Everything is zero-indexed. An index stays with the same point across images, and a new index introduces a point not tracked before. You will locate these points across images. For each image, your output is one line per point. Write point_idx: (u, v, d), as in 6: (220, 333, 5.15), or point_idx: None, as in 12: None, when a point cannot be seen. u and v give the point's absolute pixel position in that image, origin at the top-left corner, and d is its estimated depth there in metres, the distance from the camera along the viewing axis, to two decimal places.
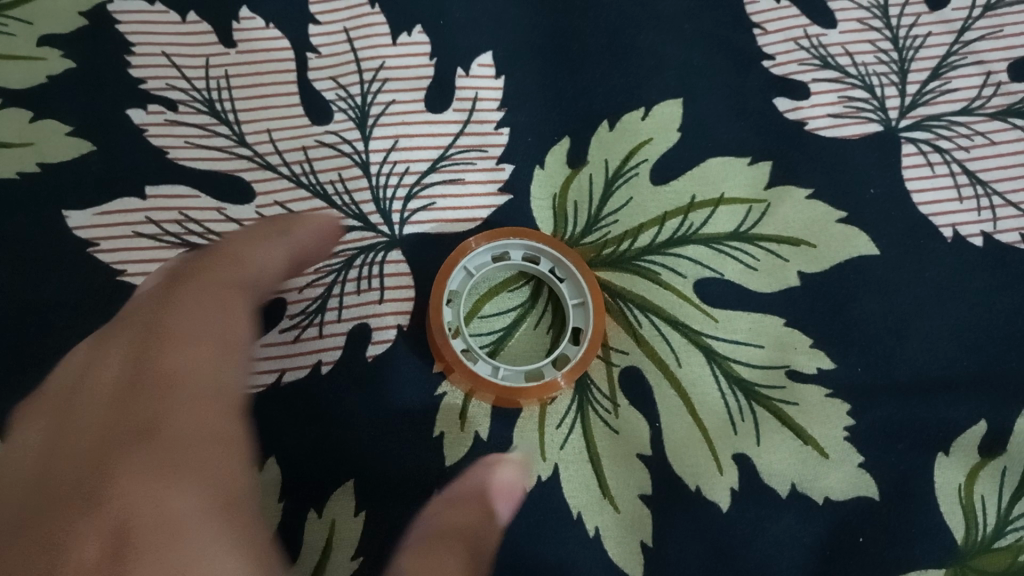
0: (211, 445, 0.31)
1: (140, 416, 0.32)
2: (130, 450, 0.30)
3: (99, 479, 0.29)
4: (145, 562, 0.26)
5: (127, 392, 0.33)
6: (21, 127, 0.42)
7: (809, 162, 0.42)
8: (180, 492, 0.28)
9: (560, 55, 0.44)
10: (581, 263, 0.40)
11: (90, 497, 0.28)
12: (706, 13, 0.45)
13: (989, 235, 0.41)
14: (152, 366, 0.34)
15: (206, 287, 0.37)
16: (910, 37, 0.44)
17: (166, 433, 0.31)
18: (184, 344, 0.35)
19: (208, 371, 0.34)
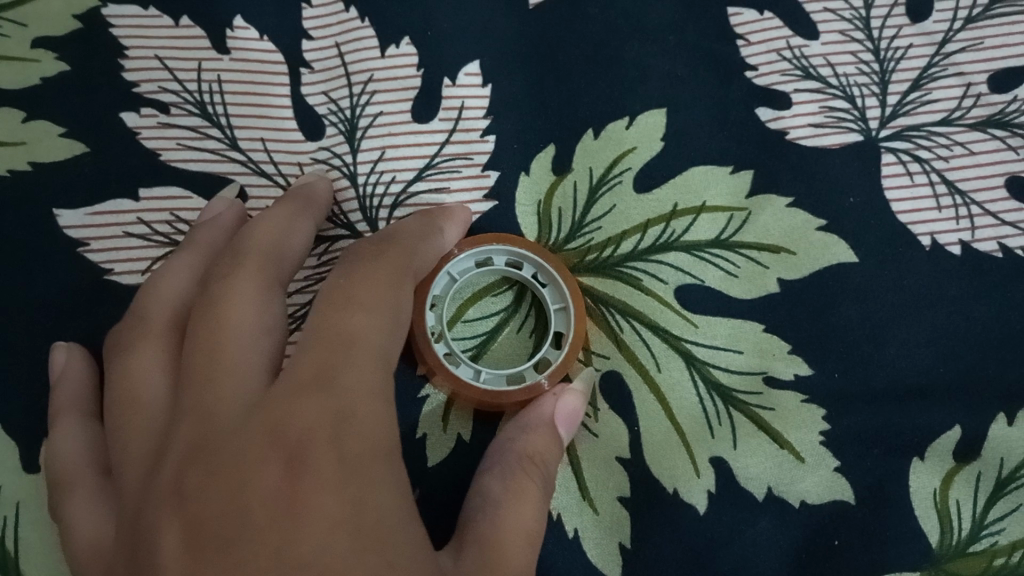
0: (377, 405, 0.30)
1: (344, 377, 0.30)
2: (347, 408, 0.29)
3: (338, 420, 0.29)
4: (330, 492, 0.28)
5: (364, 337, 0.31)
6: (15, 128, 0.43)
7: (789, 171, 0.43)
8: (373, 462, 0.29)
9: (547, 64, 0.45)
10: (563, 269, 0.40)
11: (351, 458, 0.29)
12: (690, 22, 0.46)
13: (966, 244, 0.42)
14: (366, 338, 0.31)
15: (379, 257, 0.35)
16: (891, 49, 0.45)
17: (351, 382, 0.30)
18: (359, 310, 0.32)
19: (376, 341, 0.32)
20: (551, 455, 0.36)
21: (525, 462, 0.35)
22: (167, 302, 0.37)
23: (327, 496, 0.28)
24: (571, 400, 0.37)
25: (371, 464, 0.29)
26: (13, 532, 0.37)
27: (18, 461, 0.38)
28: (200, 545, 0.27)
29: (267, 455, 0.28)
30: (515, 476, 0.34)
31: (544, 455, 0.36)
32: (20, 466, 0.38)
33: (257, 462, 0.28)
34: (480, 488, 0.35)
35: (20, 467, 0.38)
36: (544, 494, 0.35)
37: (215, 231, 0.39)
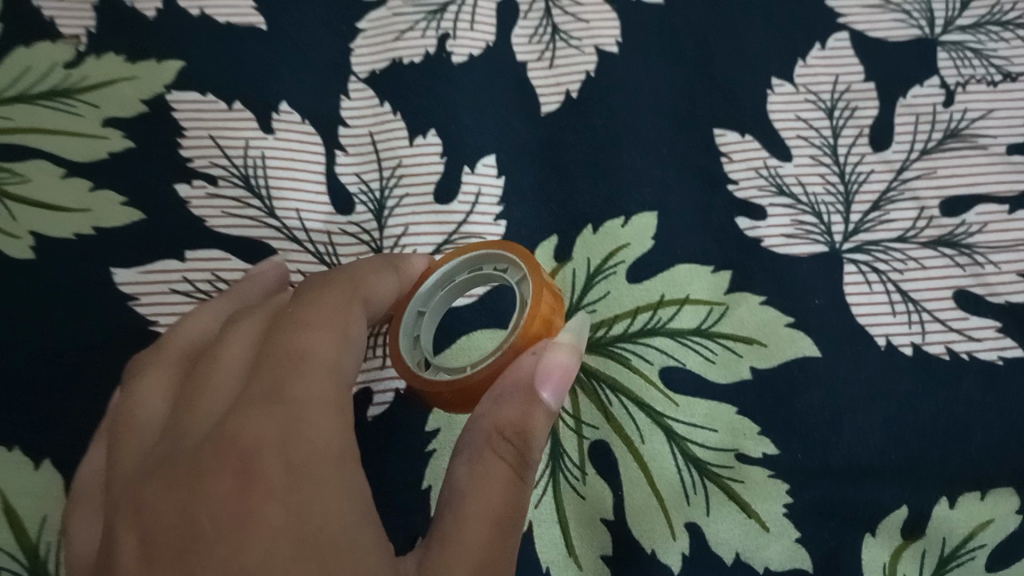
0: (328, 416, 0.36)
1: (292, 392, 0.36)
2: (295, 420, 0.35)
3: (287, 432, 0.35)
4: (276, 502, 0.34)
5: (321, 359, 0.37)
6: (81, 196, 0.48)
7: (763, 273, 0.48)
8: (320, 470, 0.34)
9: (554, 166, 0.51)
10: (506, 248, 0.43)
11: (298, 467, 0.34)
12: (681, 138, 0.52)
13: (917, 345, 0.47)
14: (318, 358, 0.37)
15: (342, 287, 0.40)
16: (856, 172, 0.51)
17: (301, 398, 0.36)
18: (315, 333, 0.38)
19: (329, 361, 0.37)
20: (525, 425, 0.38)
21: (494, 437, 0.38)
22: (187, 337, 0.43)
23: (273, 502, 0.34)
24: (549, 363, 0.38)
25: (313, 473, 0.34)
26: (55, 556, 0.41)
27: (61, 492, 0.42)
28: (163, 543, 0.34)
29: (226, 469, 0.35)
30: (484, 459, 0.37)
31: (518, 429, 0.38)
32: (62, 496, 0.42)
33: (213, 474, 0.34)
34: (461, 454, 0.39)
35: (63, 496, 0.42)
36: (518, 474, 0.38)
37: (250, 287, 0.44)
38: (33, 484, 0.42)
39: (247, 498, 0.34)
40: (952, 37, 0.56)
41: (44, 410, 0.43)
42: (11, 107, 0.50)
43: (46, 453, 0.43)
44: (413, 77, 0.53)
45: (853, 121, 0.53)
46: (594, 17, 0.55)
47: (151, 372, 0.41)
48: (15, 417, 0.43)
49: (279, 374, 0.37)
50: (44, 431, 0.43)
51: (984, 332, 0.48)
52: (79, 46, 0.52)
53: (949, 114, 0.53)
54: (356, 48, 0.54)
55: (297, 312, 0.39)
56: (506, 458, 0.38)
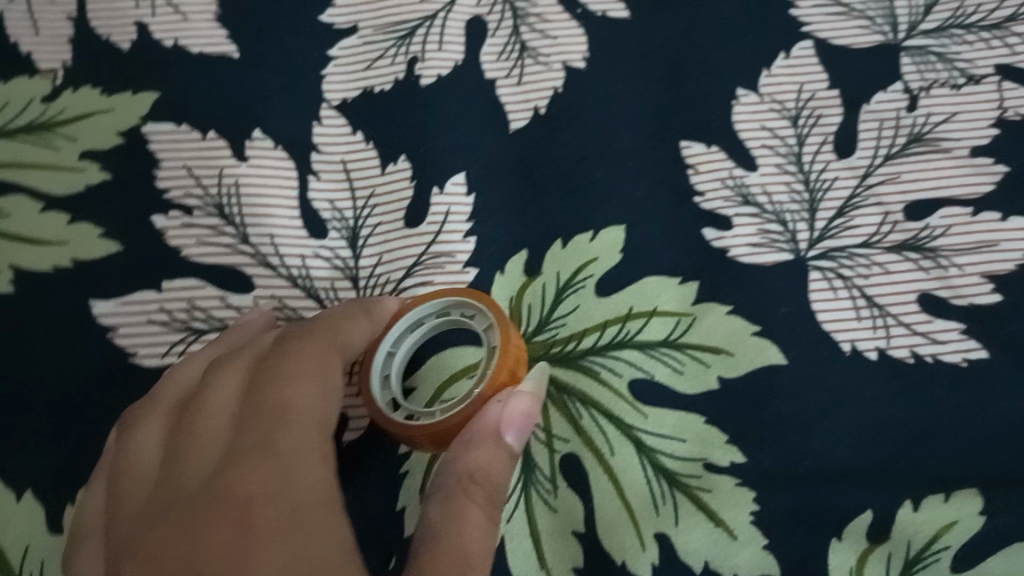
0: (319, 465, 0.37)
1: (283, 441, 0.37)
2: (288, 468, 0.37)
3: (280, 478, 0.36)
4: (272, 542, 0.34)
5: (310, 412, 0.39)
6: (60, 229, 0.49)
7: (729, 283, 0.49)
8: (314, 513, 0.35)
9: (522, 183, 0.52)
10: (477, 295, 0.44)
11: (297, 510, 0.35)
12: (648, 151, 0.53)
13: (882, 350, 0.48)
14: (306, 410, 0.39)
15: (321, 340, 0.42)
16: (820, 180, 0.52)
17: (291, 447, 0.37)
18: (301, 387, 0.40)
19: (316, 412, 0.39)
20: (492, 469, 0.40)
21: (465, 482, 0.39)
22: (177, 389, 0.43)
23: (270, 543, 0.34)
24: (515, 408, 0.40)
25: (310, 517, 0.35)
26: None
27: (43, 522, 0.43)
28: None
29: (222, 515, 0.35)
30: (456, 501, 0.39)
31: (487, 474, 0.40)
32: (44, 526, 0.43)
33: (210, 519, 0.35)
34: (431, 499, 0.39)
35: (46, 526, 0.43)
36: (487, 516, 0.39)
37: (238, 336, 0.45)
38: (15, 515, 0.43)
39: (245, 539, 0.34)
40: (915, 42, 0.56)
41: (25, 442, 0.45)
42: None
43: (27, 484, 0.44)
44: (382, 102, 0.54)
45: (817, 129, 0.53)
46: (561, 33, 0.56)
47: (145, 423, 0.42)
48: (0, 449, 0.45)
49: (270, 425, 0.38)
50: (26, 463, 0.44)
51: (947, 335, 0.48)
52: (56, 80, 0.53)
53: (913, 119, 0.54)
54: (328, 76, 0.54)
55: (282, 367, 0.41)
56: (477, 501, 0.39)
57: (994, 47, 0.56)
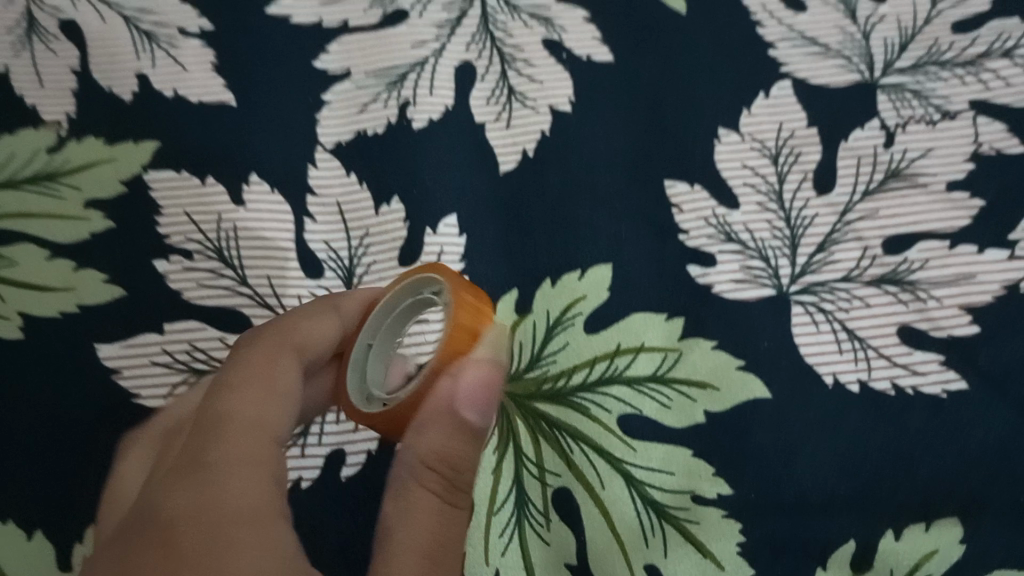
0: (253, 475, 0.36)
1: (213, 454, 0.36)
2: (215, 481, 0.35)
3: (205, 493, 0.35)
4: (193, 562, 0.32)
5: (245, 418, 0.38)
6: (66, 275, 0.51)
7: (714, 318, 0.51)
8: (237, 527, 0.34)
9: (512, 223, 0.54)
10: (430, 266, 0.44)
11: (213, 526, 0.34)
12: (634, 190, 0.55)
13: (863, 382, 0.49)
14: (243, 419, 0.38)
15: (271, 343, 0.43)
16: (801, 217, 0.54)
17: (220, 459, 0.36)
18: (240, 395, 0.39)
19: (254, 419, 0.38)
20: (450, 454, 0.39)
21: (422, 470, 0.38)
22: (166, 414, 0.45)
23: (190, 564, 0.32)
24: (465, 381, 0.39)
25: (236, 530, 0.34)
26: None
27: (54, 562, 0.45)
28: None
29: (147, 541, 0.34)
30: (410, 492, 0.38)
31: (444, 458, 0.38)
32: (55, 565, 0.45)
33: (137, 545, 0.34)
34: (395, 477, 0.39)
35: (57, 566, 0.45)
36: (448, 502, 0.38)
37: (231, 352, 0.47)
38: (26, 554, 0.45)
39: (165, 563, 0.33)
40: (891, 80, 0.58)
41: (33, 483, 0.46)
42: None
43: (36, 525, 0.45)
44: (374, 145, 0.56)
45: (797, 167, 0.55)
46: (547, 77, 0.58)
47: (137, 448, 0.44)
48: (9, 490, 0.46)
49: (201, 436, 0.37)
50: (34, 504, 0.46)
51: (927, 366, 0.50)
52: (61, 130, 0.55)
53: (890, 155, 0.56)
54: (321, 119, 0.56)
55: (224, 379, 0.40)
56: (433, 491, 0.38)
57: (968, 83, 0.58)
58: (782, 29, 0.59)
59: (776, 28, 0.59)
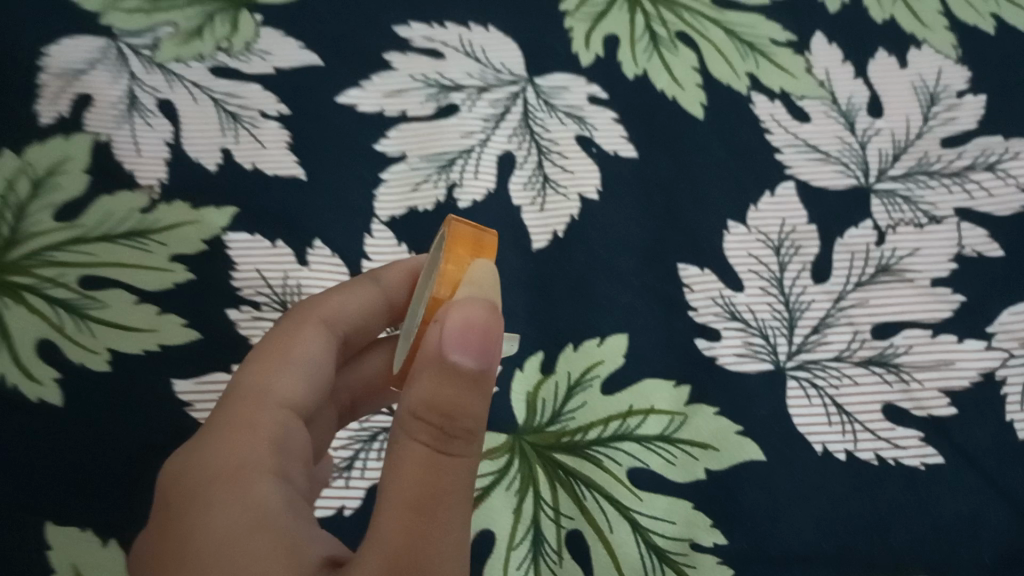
0: (236, 439, 0.43)
1: (210, 427, 0.45)
2: (205, 445, 0.43)
3: (196, 456, 0.42)
4: (181, 515, 0.40)
5: (251, 391, 0.47)
6: (151, 318, 0.58)
7: (717, 387, 0.57)
8: (217, 482, 0.40)
9: (541, 293, 0.61)
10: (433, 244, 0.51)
11: (199, 484, 0.41)
12: (651, 270, 0.62)
13: (850, 452, 0.56)
14: (242, 393, 0.47)
15: (291, 322, 0.52)
16: (799, 301, 0.60)
17: (215, 427, 0.44)
18: (246, 372, 0.49)
19: (251, 392, 0.47)
20: (439, 398, 0.37)
21: (410, 419, 0.37)
22: None
23: (177, 517, 0.40)
24: (450, 325, 0.37)
25: (208, 487, 0.40)
26: None
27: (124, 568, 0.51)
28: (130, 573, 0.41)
29: (159, 504, 0.42)
30: (401, 444, 0.37)
31: (434, 401, 0.37)
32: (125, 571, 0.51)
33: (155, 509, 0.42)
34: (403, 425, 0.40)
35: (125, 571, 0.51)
36: (438, 450, 0.37)
37: None
38: (99, 560, 0.51)
39: (166, 520, 0.40)
40: (884, 186, 0.65)
41: (110, 498, 0.53)
42: (96, 245, 0.60)
43: (111, 534, 0.52)
44: (424, 221, 0.63)
45: (797, 257, 0.62)
46: (579, 168, 0.65)
47: None
48: (89, 503, 0.53)
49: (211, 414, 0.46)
50: (111, 516, 0.52)
51: (908, 441, 0.56)
52: (154, 194, 0.63)
53: (882, 252, 0.63)
54: (379, 195, 0.64)
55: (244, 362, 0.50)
56: (420, 435, 0.37)
57: (954, 193, 0.65)
58: (788, 137, 0.67)
59: (782, 137, 0.67)
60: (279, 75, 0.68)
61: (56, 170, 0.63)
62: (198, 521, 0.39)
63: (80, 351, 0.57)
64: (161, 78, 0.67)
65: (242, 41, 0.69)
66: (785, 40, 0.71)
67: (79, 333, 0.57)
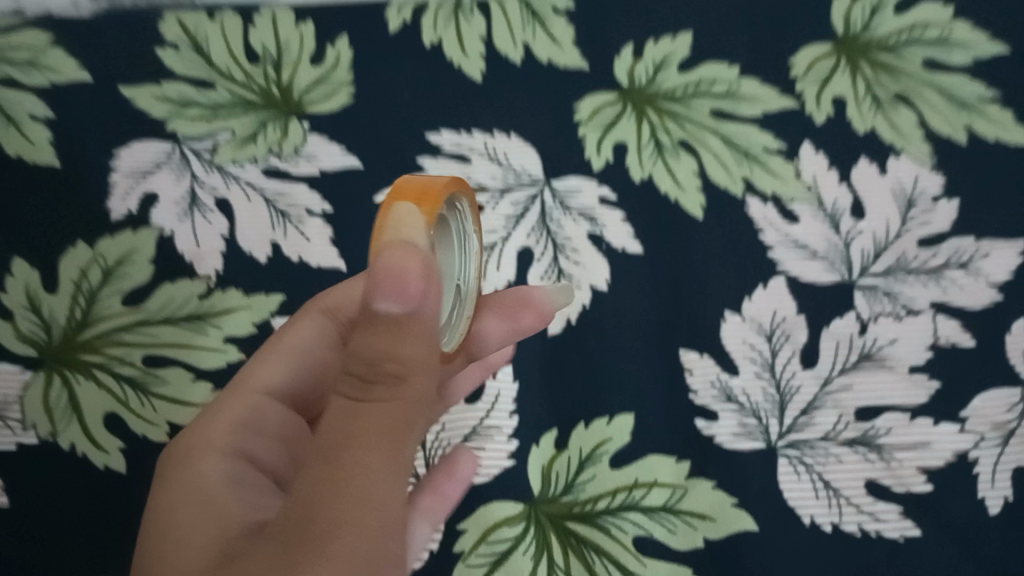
0: (219, 425, 0.62)
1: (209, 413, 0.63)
2: (199, 426, 0.62)
3: (192, 431, 0.62)
4: (165, 476, 0.59)
5: (240, 382, 0.65)
6: (205, 394, 0.69)
7: (713, 462, 0.66)
8: (187, 454, 0.60)
9: (556, 376, 0.70)
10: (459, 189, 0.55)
11: (182, 451, 0.60)
12: (657, 355, 0.69)
13: (835, 523, 0.65)
14: (236, 387, 0.65)
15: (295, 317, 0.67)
16: (789, 385, 0.68)
17: (208, 416, 0.63)
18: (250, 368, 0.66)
19: (242, 384, 0.65)
20: (370, 348, 0.44)
21: (349, 370, 0.44)
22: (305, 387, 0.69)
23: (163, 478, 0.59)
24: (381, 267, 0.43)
25: (180, 458, 0.60)
26: None
27: None
28: None
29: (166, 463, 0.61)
30: (340, 394, 0.44)
31: (366, 351, 0.44)
32: None
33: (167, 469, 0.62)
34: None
35: None
36: (359, 396, 0.43)
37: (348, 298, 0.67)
38: None
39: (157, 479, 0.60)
40: (867, 281, 0.72)
41: None
42: (157, 328, 0.70)
43: None
44: None
45: (788, 344, 0.69)
46: (590, 263, 0.73)
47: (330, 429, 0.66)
48: None
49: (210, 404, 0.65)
50: None
51: (888, 514, 0.65)
52: (210, 283, 0.72)
53: (865, 340, 0.69)
54: None
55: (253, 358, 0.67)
56: (350, 384, 0.43)
57: (930, 287, 0.72)
58: (780, 236, 0.74)
59: (775, 235, 0.74)
60: (324, 177, 0.76)
61: (124, 261, 0.72)
62: (167, 484, 0.58)
63: (141, 423, 0.68)
64: (219, 179, 0.75)
65: (291, 146, 0.77)
66: (777, 147, 0.78)
67: (143, 408, 0.68)
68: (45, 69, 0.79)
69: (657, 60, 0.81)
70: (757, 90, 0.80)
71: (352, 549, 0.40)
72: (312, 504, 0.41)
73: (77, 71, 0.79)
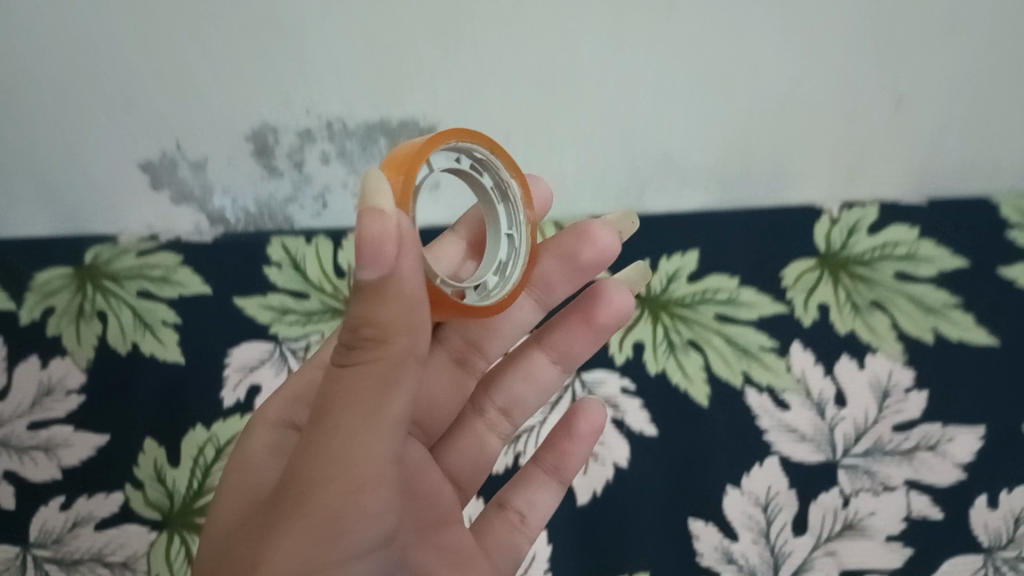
0: (284, 400, 0.74)
1: (277, 395, 0.75)
2: (270, 404, 0.75)
3: (264, 407, 0.75)
4: (238, 449, 0.72)
5: (310, 363, 0.77)
6: None
7: None
8: (252, 432, 0.72)
9: (583, 538, 0.83)
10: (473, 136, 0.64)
11: (251, 428, 0.73)
12: (670, 524, 0.83)
13: None
14: (302, 373, 0.76)
15: None
16: (783, 550, 0.82)
17: (278, 395, 0.75)
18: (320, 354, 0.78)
19: (313, 365, 0.77)
20: (363, 320, 0.51)
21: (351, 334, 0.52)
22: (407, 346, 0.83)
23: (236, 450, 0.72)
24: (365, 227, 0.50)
25: (248, 437, 0.72)
26: None
27: None
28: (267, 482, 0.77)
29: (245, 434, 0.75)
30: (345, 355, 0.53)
31: (360, 314, 0.52)
32: None
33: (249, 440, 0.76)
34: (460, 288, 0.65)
35: None
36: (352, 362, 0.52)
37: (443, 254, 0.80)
38: None
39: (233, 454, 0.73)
40: (849, 460, 0.86)
41: None
42: None
43: None
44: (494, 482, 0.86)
45: (780, 514, 0.83)
46: (612, 440, 0.87)
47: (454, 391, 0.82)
48: None
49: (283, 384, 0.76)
50: None
51: None
52: None
53: (847, 511, 0.84)
54: None
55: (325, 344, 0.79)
56: (350, 344, 0.53)
57: (903, 466, 0.85)
58: (774, 421, 0.88)
59: (770, 421, 0.88)
60: None
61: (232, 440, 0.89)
62: (236, 458, 0.71)
63: None
64: None
65: None
66: (772, 345, 0.93)
67: None
68: (175, 284, 0.99)
69: (670, 272, 0.99)
70: (754, 298, 0.97)
71: (323, 506, 0.52)
72: (306, 462, 0.52)
73: (200, 286, 0.99)
